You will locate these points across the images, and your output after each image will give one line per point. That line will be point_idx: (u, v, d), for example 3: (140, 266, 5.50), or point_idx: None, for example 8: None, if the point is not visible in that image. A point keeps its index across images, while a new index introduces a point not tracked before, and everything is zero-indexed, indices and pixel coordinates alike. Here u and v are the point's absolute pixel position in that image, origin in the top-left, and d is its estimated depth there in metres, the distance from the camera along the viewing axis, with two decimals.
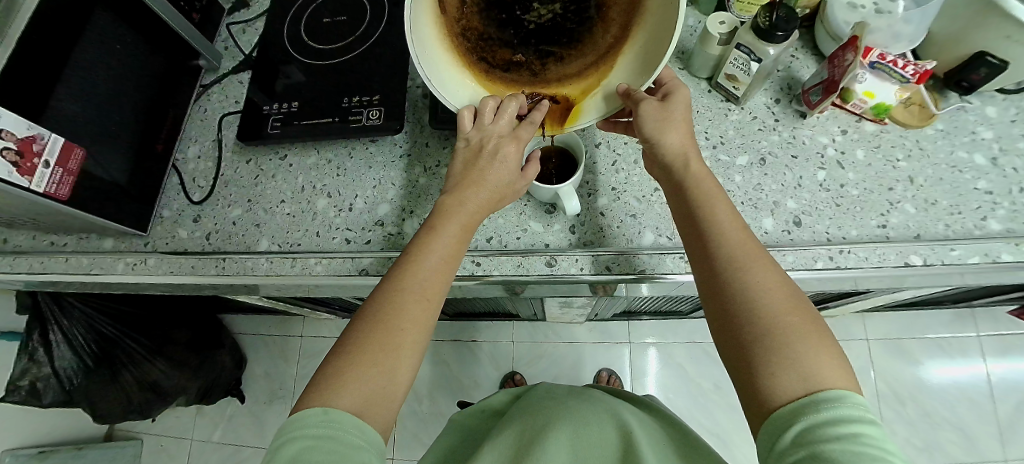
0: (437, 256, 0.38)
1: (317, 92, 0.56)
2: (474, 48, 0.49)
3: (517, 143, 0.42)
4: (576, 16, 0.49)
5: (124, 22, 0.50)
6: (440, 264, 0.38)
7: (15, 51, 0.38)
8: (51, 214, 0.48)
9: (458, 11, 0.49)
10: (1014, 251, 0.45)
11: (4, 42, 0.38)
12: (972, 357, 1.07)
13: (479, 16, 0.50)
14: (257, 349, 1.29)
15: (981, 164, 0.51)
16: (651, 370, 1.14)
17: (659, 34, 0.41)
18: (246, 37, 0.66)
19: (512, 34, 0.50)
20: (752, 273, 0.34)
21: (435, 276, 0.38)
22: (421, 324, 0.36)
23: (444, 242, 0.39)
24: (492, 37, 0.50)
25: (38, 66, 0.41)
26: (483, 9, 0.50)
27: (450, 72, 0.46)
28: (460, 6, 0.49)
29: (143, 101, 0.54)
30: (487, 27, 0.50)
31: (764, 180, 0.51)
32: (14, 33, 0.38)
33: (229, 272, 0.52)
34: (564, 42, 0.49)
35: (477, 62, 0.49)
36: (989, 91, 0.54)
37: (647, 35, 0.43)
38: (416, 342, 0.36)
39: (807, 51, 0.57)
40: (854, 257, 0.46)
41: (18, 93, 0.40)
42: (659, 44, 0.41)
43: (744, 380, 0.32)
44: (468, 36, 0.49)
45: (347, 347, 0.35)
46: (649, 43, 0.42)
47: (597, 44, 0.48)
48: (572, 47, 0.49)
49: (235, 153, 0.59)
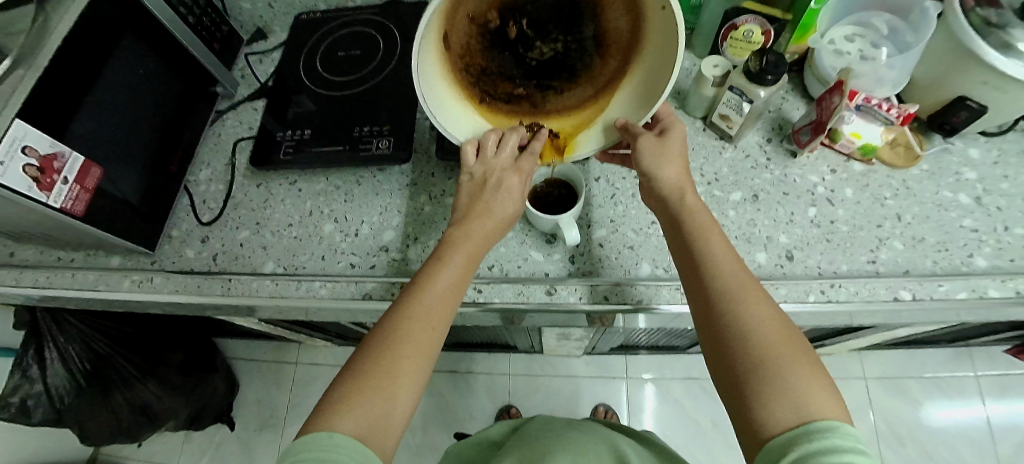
0: (442, 284, 0.39)
1: (328, 120, 0.59)
2: (476, 84, 0.50)
3: (521, 176, 0.44)
4: (578, 51, 0.50)
5: (151, 49, 0.53)
6: (446, 292, 0.39)
7: (46, 72, 0.41)
8: (64, 229, 0.49)
9: (461, 47, 0.48)
10: (1000, 287, 0.47)
11: (37, 62, 0.40)
12: (971, 398, 1.07)
13: (480, 51, 0.49)
14: (251, 373, 1.28)
15: (966, 203, 0.53)
16: (648, 406, 1.13)
17: (656, 79, 0.42)
18: (263, 66, 0.69)
19: (514, 66, 0.51)
20: (745, 306, 0.35)
21: (440, 302, 0.39)
22: (425, 350, 0.37)
23: (450, 270, 0.40)
24: (494, 71, 0.50)
25: (69, 83, 0.44)
26: (485, 44, 0.49)
27: (456, 111, 0.47)
28: (463, 42, 0.48)
29: (162, 124, 0.57)
30: (489, 62, 0.50)
31: (756, 215, 0.53)
32: (49, 51, 0.41)
33: (234, 293, 0.52)
34: (564, 76, 0.51)
35: (480, 96, 0.50)
36: (972, 134, 0.56)
37: (643, 77, 0.44)
38: (419, 366, 0.37)
39: (796, 94, 0.60)
40: (845, 291, 0.48)
41: (49, 106, 0.42)
42: (655, 82, 0.42)
43: (738, 410, 0.33)
44: (471, 72, 0.49)
45: (354, 371, 0.36)
46: (646, 80, 0.44)
47: (596, 80, 0.49)
48: (572, 81, 0.50)
49: (246, 177, 0.61)
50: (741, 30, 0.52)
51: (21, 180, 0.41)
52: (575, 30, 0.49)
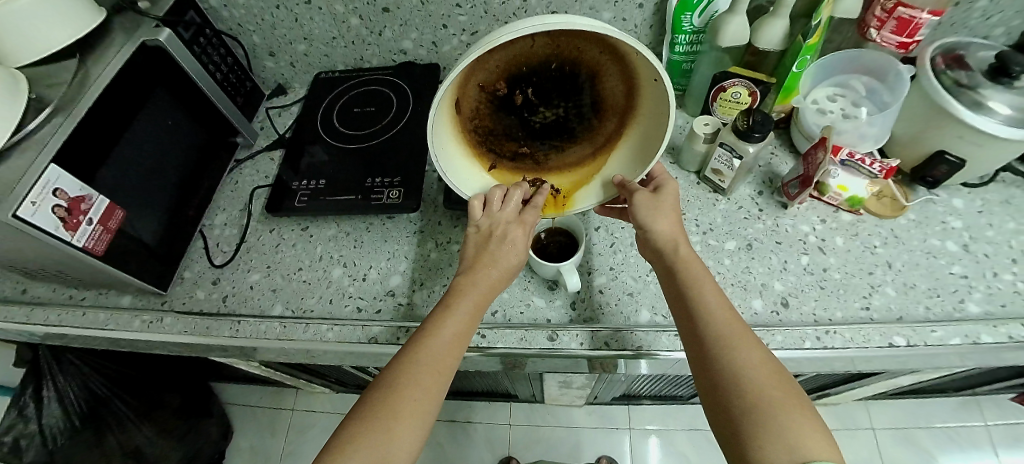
0: (449, 330, 0.41)
1: (342, 170, 0.62)
2: (482, 143, 0.52)
3: (524, 228, 0.47)
4: (578, 115, 0.51)
5: (179, 102, 0.57)
6: (451, 337, 0.40)
7: (82, 120, 0.44)
8: (83, 269, 0.51)
9: (470, 112, 0.49)
10: (993, 333, 0.48)
11: (76, 111, 0.44)
12: (984, 450, 1.04)
13: (487, 114, 0.50)
14: (247, 419, 1.25)
15: (953, 250, 0.55)
16: (652, 459, 1.10)
17: (649, 143, 0.46)
18: (282, 119, 0.73)
19: (518, 128, 0.52)
20: (739, 352, 0.37)
21: (445, 347, 0.40)
22: (429, 393, 0.38)
23: (456, 316, 0.42)
24: (500, 131, 0.52)
25: (101, 133, 0.47)
26: (491, 107, 0.50)
27: (466, 173, 0.50)
28: (473, 107, 0.49)
29: (184, 170, 0.60)
30: (496, 124, 0.51)
31: (751, 263, 0.55)
32: (87, 103, 0.44)
33: (241, 335, 0.53)
34: (565, 136, 0.53)
35: (486, 155, 0.53)
36: (954, 185, 0.59)
37: (638, 140, 0.48)
38: (423, 411, 0.37)
39: (784, 149, 0.63)
40: (841, 337, 0.49)
41: (82, 152, 0.45)
42: (650, 145, 0.46)
43: (737, 457, 0.33)
44: (478, 133, 0.51)
45: (360, 414, 0.37)
46: (641, 143, 0.48)
47: (595, 141, 0.52)
48: (572, 141, 0.53)
49: (260, 222, 0.63)
50: (729, 92, 0.55)
51: (49, 220, 0.43)
52: (576, 97, 0.50)
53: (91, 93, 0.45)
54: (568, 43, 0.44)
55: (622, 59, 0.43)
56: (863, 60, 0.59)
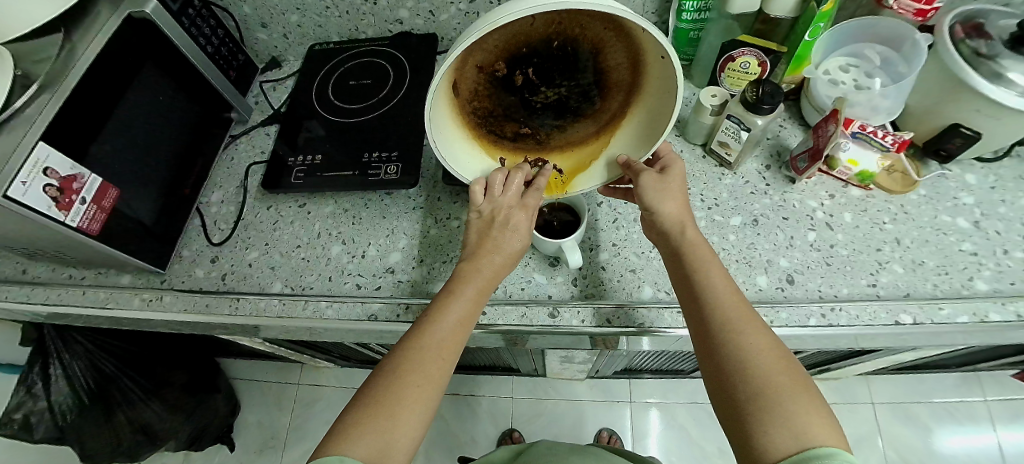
0: (454, 316, 0.40)
1: (338, 145, 0.61)
2: (483, 125, 0.50)
3: (528, 212, 0.46)
4: (581, 94, 0.49)
5: (170, 77, 0.56)
6: (455, 324, 0.40)
7: (70, 96, 0.43)
8: (80, 248, 0.50)
9: (470, 93, 0.47)
10: (1001, 311, 0.47)
11: (63, 87, 0.42)
12: (981, 424, 1.05)
13: (488, 95, 0.48)
14: (253, 395, 1.27)
15: (964, 227, 0.53)
16: (652, 432, 1.11)
17: (655, 121, 0.45)
18: (276, 93, 0.72)
19: (520, 108, 0.51)
20: (745, 335, 0.36)
21: (450, 333, 0.40)
22: (433, 379, 0.38)
23: (461, 301, 0.41)
24: (500, 112, 0.50)
25: (89, 110, 0.45)
26: (492, 88, 0.48)
27: (467, 157, 0.49)
28: (472, 89, 0.47)
29: (179, 148, 0.59)
30: (496, 104, 0.50)
31: (757, 239, 0.54)
32: (73, 79, 0.43)
33: (241, 313, 0.53)
34: (567, 115, 0.51)
35: (487, 137, 0.51)
36: (968, 160, 0.58)
37: (644, 118, 0.47)
38: (429, 396, 0.37)
39: (794, 122, 0.61)
40: (847, 314, 0.48)
41: (70, 131, 0.44)
42: (655, 124, 0.45)
43: (740, 438, 0.33)
44: (478, 115, 0.49)
45: (366, 398, 0.37)
46: (646, 121, 0.46)
47: (599, 119, 0.51)
48: (575, 120, 0.51)
49: (257, 199, 0.62)
50: (738, 62, 0.54)
51: (40, 199, 0.42)
52: (579, 76, 0.48)
53: (76, 69, 0.43)
54: (569, 19, 0.42)
55: (627, 36, 0.41)
56: (879, 29, 0.56)
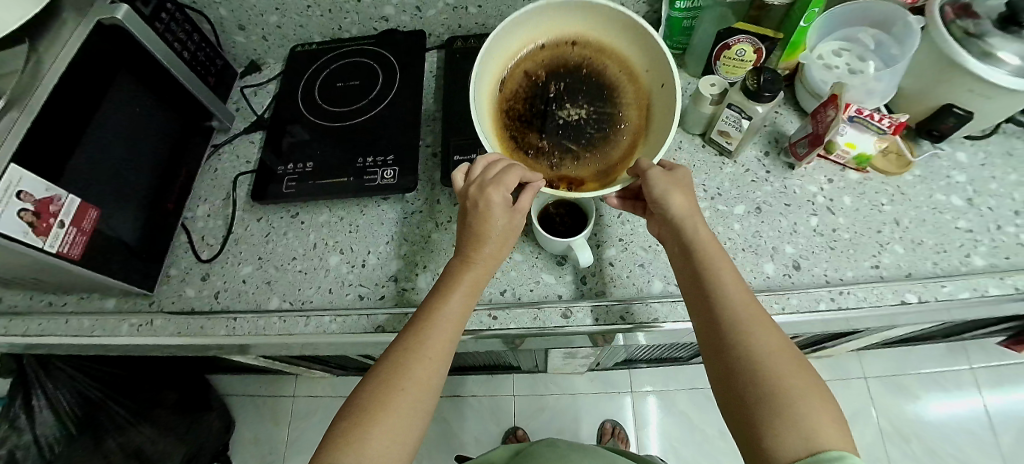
0: (443, 321, 0.39)
1: (331, 151, 0.58)
2: (508, 126, 0.52)
3: (500, 190, 0.40)
4: (597, 127, 0.52)
5: (145, 86, 0.53)
6: (444, 331, 0.39)
7: (41, 113, 0.40)
8: (59, 274, 0.47)
9: (508, 93, 0.53)
10: (1000, 285, 0.48)
11: (31, 104, 0.39)
12: (969, 391, 1.09)
13: (523, 100, 0.53)
14: (248, 410, 1.24)
15: (959, 205, 0.54)
16: (652, 420, 1.13)
17: (656, 138, 0.47)
18: (258, 98, 0.69)
19: (541, 120, 0.53)
20: (758, 339, 0.35)
21: (436, 341, 0.38)
22: (421, 390, 0.36)
23: (451, 303, 0.39)
24: (526, 122, 0.52)
25: (62, 126, 0.43)
26: (528, 96, 0.53)
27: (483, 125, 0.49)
28: (514, 88, 0.53)
29: (159, 162, 0.56)
30: (527, 112, 0.53)
31: (761, 227, 0.54)
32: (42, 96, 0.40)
33: (239, 332, 0.51)
34: (580, 141, 0.52)
35: (506, 137, 0.51)
36: (958, 138, 0.58)
37: (650, 145, 0.48)
38: (415, 409, 0.36)
39: (789, 108, 0.61)
40: (855, 297, 0.48)
41: (43, 150, 0.41)
42: (657, 140, 0.46)
43: (746, 436, 0.33)
44: (509, 114, 0.53)
45: (354, 407, 0.36)
46: (652, 144, 0.47)
47: (610, 153, 0.51)
48: (587, 149, 0.51)
49: (247, 210, 0.60)
50: (733, 50, 0.53)
51: (15, 225, 0.39)
52: (597, 106, 0.53)
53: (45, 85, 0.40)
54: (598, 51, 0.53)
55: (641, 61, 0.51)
56: (873, 12, 0.57)
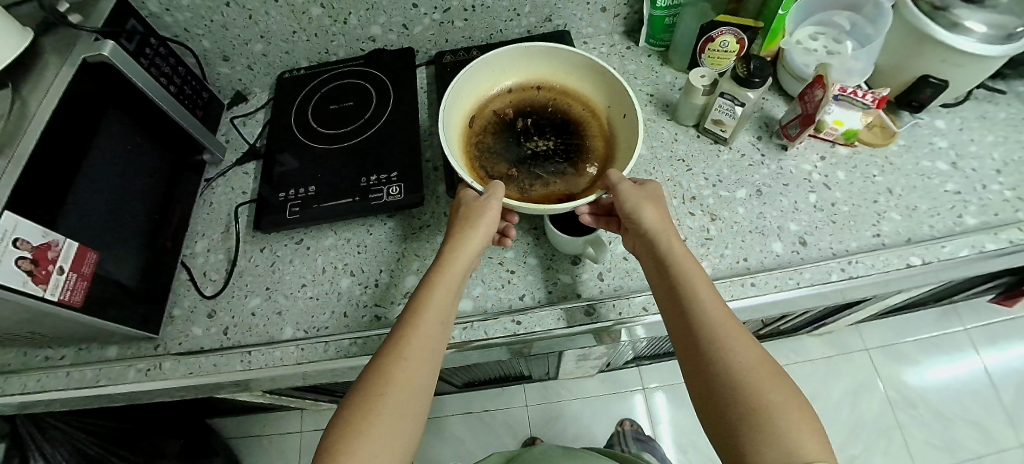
0: (420, 342, 0.38)
1: (331, 174, 0.58)
2: (479, 159, 0.54)
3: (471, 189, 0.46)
4: (565, 158, 0.55)
5: (135, 123, 0.51)
6: (421, 352, 0.38)
7: (31, 159, 0.39)
8: (60, 323, 0.45)
9: (479, 128, 0.56)
10: (995, 240, 0.51)
11: (20, 152, 0.38)
12: (967, 351, 1.12)
13: (491, 136, 0.56)
14: (253, 451, 1.19)
15: (945, 169, 0.57)
16: (662, 417, 1.12)
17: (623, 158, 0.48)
18: (248, 128, 0.68)
19: (511, 153, 0.55)
20: (735, 353, 0.36)
21: (415, 364, 0.37)
22: (404, 419, 0.36)
23: (425, 321, 0.39)
24: (496, 155, 0.55)
25: (54, 168, 0.41)
26: (497, 132, 0.56)
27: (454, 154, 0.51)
28: (483, 125, 0.57)
29: (154, 199, 0.54)
30: (496, 146, 0.56)
31: (764, 209, 0.55)
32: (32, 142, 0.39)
33: (255, 366, 0.49)
34: (549, 170, 0.54)
35: (477, 168, 0.53)
36: (934, 107, 0.61)
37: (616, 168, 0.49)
38: (399, 440, 0.35)
39: (774, 94, 0.63)
40: (864, 265, 0.50)
41: (37, 195, 0.39)
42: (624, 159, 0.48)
43: (726, 444, 0.34)
44: (478, 149, 0.55)
45: (333, 446, 0.35)
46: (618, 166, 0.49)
47: (579, 180, 0.53)
48: (557, 176, 0.53)
49: (249, 242, 0.59)
50: (717, 42, 0.55)
51: (15, 276, 0.37)
52: (564, 139, 0.56)
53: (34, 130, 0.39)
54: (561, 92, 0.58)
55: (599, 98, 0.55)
56: None
